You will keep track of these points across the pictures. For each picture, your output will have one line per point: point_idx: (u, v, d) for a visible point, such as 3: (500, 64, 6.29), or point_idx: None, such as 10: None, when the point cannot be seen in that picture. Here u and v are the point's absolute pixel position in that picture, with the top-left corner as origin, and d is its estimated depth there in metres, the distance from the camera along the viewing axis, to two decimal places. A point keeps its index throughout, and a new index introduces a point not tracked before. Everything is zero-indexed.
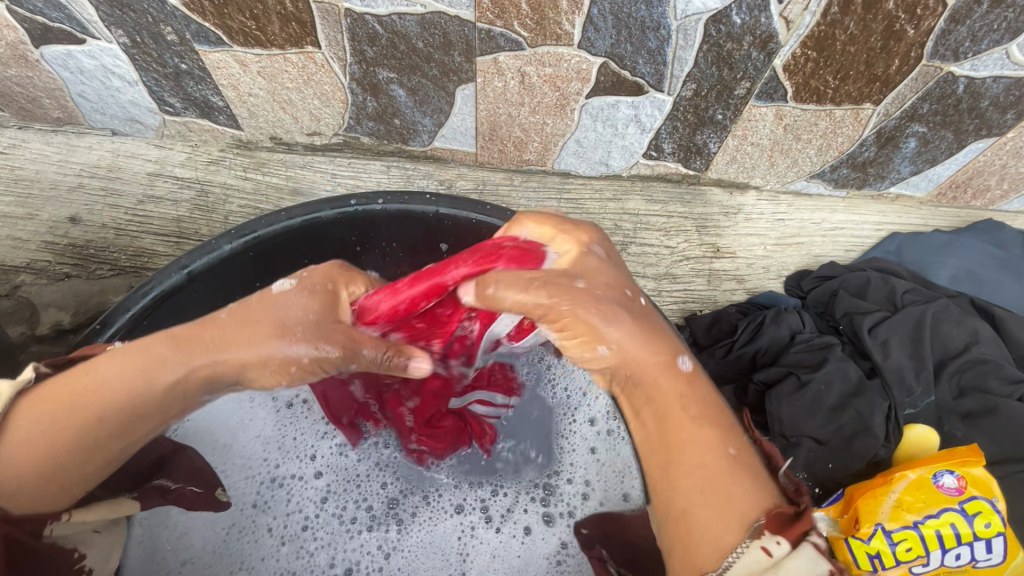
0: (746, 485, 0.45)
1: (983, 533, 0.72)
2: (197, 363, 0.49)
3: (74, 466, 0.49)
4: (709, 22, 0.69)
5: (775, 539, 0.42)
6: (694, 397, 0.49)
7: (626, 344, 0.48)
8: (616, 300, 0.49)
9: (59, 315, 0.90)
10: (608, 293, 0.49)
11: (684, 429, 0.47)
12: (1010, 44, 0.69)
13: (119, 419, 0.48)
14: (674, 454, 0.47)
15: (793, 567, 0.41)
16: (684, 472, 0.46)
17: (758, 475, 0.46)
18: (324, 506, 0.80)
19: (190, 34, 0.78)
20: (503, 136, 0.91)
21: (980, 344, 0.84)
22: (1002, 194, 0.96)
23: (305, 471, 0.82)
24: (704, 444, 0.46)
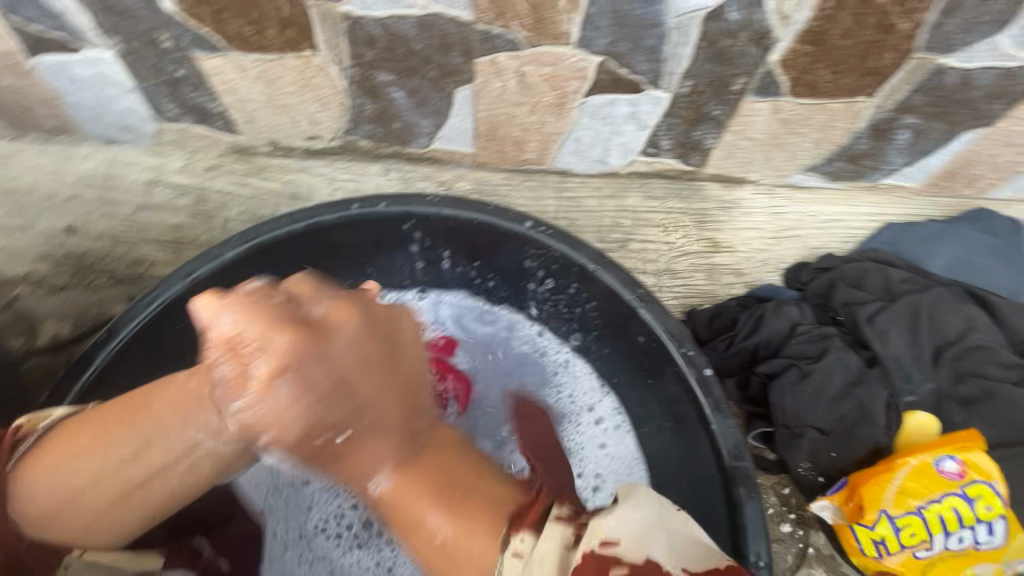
0: (485, 523, 0.51)
1: (985, 516, 0.74)
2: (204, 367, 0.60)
3: (100, 487, 0.56)
4: (707, 19, 0.70)
5: (522, 538, 0.49)
6: (426, 475, 0.55)
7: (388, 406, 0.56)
8: (381, 356, 0.57)
9: (59, 327, 0.90)
10: (372, 349, 0.56)
11: (429, 475, 0.55)
12: (1001, 36, 0.70)
13: (145, 435, 0.57)
14: (416, 495, 0.54)
15: (541, 553, 0.47)
16: (416, 519, 0.53)
17: (486, 522, 0.51)
18: (314, 515, 0.85)
19: (188, 40, 0.77)
20: (502, 136, 0.92)
21: (977, 330, 0.85)
22: (994, 182, 0.97)
23: (299, 483, 0.85)
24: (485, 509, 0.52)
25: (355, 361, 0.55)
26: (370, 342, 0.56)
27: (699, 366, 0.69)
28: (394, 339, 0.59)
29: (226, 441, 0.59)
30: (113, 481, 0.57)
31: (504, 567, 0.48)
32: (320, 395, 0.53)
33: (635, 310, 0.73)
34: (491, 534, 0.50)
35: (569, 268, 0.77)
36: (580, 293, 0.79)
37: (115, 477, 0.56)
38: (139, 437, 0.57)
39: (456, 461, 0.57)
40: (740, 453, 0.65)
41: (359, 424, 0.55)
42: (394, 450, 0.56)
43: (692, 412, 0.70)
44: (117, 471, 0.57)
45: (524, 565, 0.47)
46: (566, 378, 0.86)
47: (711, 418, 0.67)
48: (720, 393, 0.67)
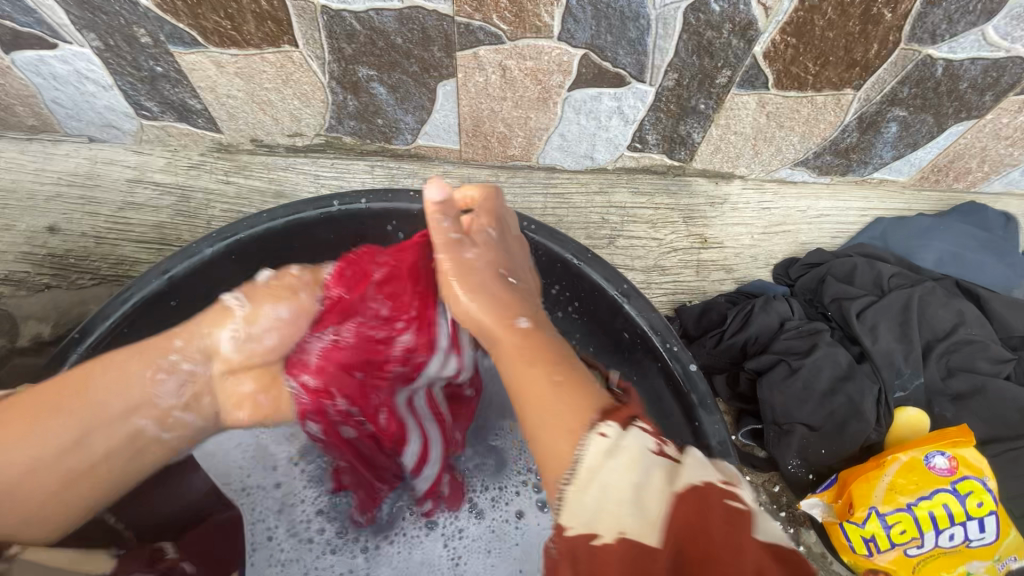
0: (568, 402, 0.55)
1: (976, 512, 0.72)
2: (152, 356, 0.62)
3: (46, 468, 0.56)
4: (688, 11, 0.69)
5: (607, 425, 0.52)
6: (531, 342, 0.62)
7: (482, 305, 0.66)
8: (485, 274, 0.69)
9: (39, 327, 0.88)
10: (483, 267, 0.69)
11: (515, 351, 0.61)
12: (986, 26, 0.70)
13: (86, 422, 0.57)
14: (529, 361, 0.60)
15: (628, 444, 0.50)
16: (535, 377, 0.58)
17: (574, 395, 0.56)
18: (282, 520, 0.81)
19: (164, 36, 0.76)
20: (486, 132, 0.91)
21: (967, 325, 0.84)
22: (984, 176, 0.97)
23: (269, 484, 0.82)
24: (565, 399, 0.55)
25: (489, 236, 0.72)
26: (461, 272, 0.69)
27: (684, 361, 0.67)
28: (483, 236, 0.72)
29: (170, 429, 0.64)
30: (55, 468, 0.56)
31: (589, 448, 0.50)
32: (484, 263, 0.70)
33: (620, 305, 0.72)
34: (585, 415, 0.53)
35: (554, 263, 0.76)
36: (566, 289, 0.78)
37: (57, 464, 0.56)
38: (82, 425, 0.57)
39: (541, 378, 0.58)
40: (727, 451, 0.62)
41: (467, 259, 0.69)
42: (511, 307, 0.66)
43: (678, 407, 0.69)
44: (58, 458, 0.56)
45: (610, 447, 0.49)
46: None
47: (697, 414, 0.66)
48: (705, 388, 0.66)
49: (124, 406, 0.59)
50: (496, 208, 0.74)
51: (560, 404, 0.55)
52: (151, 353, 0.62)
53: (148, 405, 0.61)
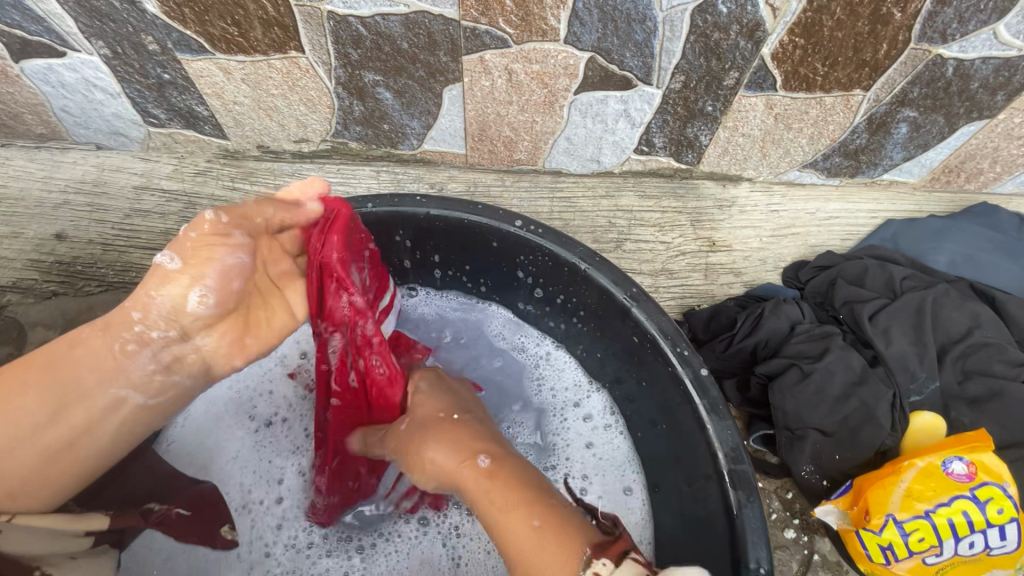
0: (552, 548, 0.52)
1: (997, 520, 0.70)
2: (111, 326, 0.57)
3: (19, 446, 0.53)
4: (695, 12, 0.69)
5: (602, 562, 0.50)
6: (495, 486, 0.58)
7: (439, 461, 0.62)
8: (436, 428, 0.66)
9: (47, 334, 0.86)
10: (440, 425, 0.66)
11: (484, 508, 0.57)
12: (997, 24, 0.69)
13: (58, 398, 0.55)
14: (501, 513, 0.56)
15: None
16: (514, 522, 0.55)
17: (563, 531, 0.53)
18: (282, 534, 0.73)
19: (172, 43, 0.77)
20: (492, 136, 0.90)
21: (982, 328, 0.83)
22: (996, 177, 0.95)
23: (268, 497, 0.75)
24: (541, 542, 0.52)
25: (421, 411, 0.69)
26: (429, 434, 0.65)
27: (694, 366, 0.67)
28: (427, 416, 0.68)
29: (155, 395, 0.59)
30: (28, 445, 0.54)
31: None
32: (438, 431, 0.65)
33: (628, 309, 0.71)
34: (575, 553, 0.51)
35: (561, 268, 0.75)
36: (573, 294, 0.78)
37: (31, 440, 0.54)
38: (53, 399, 0.54)
39: (517, 512, 0.55)
40: (739, 456, 0.62)
41: (413, 437, 0.66)
42: (468, 450, 0.62)
43: (688, 413, 0.67)
44: (30, 436, 0.54)
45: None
46: (548, 371, 0.86)
47: (708, 420, 0.64)
48: (717, 393, 0.65)
49: (96, 376, 0.56)
50: (448, 387, 0.74)
51: (529, 538, 0.53)
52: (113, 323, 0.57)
53: (122, 373, 0.57)
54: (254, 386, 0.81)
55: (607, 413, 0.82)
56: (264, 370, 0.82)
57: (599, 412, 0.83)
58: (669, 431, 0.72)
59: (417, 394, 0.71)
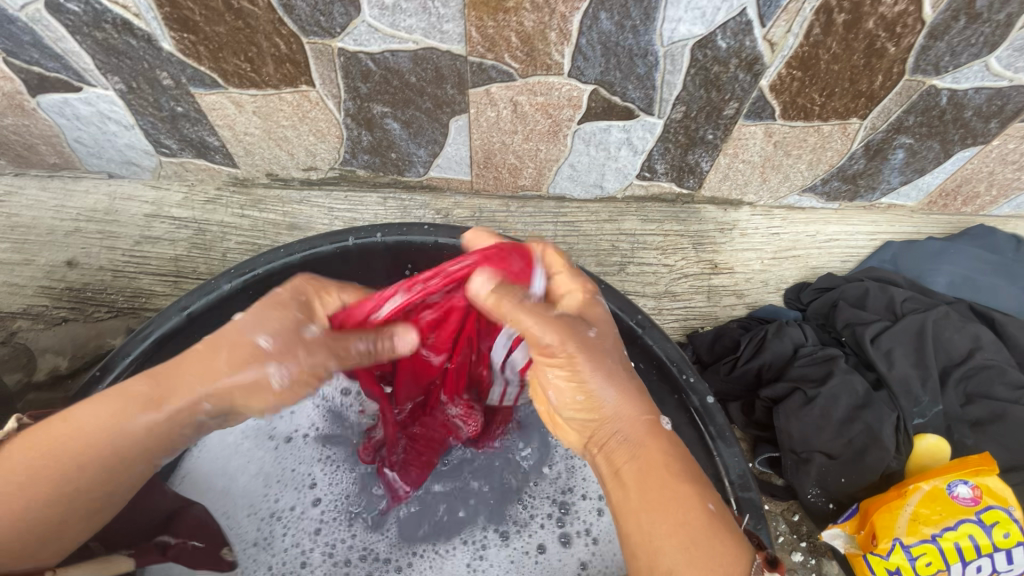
0: (726, 543, 0.45)
1: (1003, 543, 0.70)
2: (159, 392, 0.49)
3: (64, 519, 0.48)
4: (695, 47, 0.71)
5: None
6: (676, 453, 0.50)
7: (619, 405, 0.52)
8: (615, 359, 0.54)
9: (57, 360, 0.89)
10: (611, 349, 0.54)
11: (655, 469, 0.48)
12: (988, 57, 0.71)
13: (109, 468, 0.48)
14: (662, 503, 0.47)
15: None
16: (683, 498, 0.47)
17: (734, 532, 0.47)
18: (316, 540, 0.76)
19: (186, 78, 0.79)
20: (497, 163, 0.92)
21: (984, 350, 0.84)
22: (992, 200, 0.97)
23: (303, 502, 0.78)
24: (682, 500, 0.47)
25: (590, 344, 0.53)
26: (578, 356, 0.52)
27: (701, 393, 0.67)
28: (590, 339, 0.53)
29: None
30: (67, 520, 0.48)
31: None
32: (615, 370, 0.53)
33: (635, 335, 0.72)
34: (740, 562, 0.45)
35: None
36: None
37: (69, 516, 0.48)
38: (100, 477, 0.48)
39: (689, 489, 0.47)
40: (747, 484, 0.63)
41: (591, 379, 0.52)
42: (650, 400, 0.54)
43: (695, 438, 0.68)
44: (72, 514, 0.48)
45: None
46: None
47: (715, 447, 0.65)
48: (723, 420, 0.66)
49: (146, 449, 0.49)
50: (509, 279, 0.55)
51: (675, 493, 0.47)
52: (162, 390, 0.49)
53: (168, 445, 0.51)
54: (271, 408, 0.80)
55: None
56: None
57: None
58: None
59: (529, 325, 0.52)
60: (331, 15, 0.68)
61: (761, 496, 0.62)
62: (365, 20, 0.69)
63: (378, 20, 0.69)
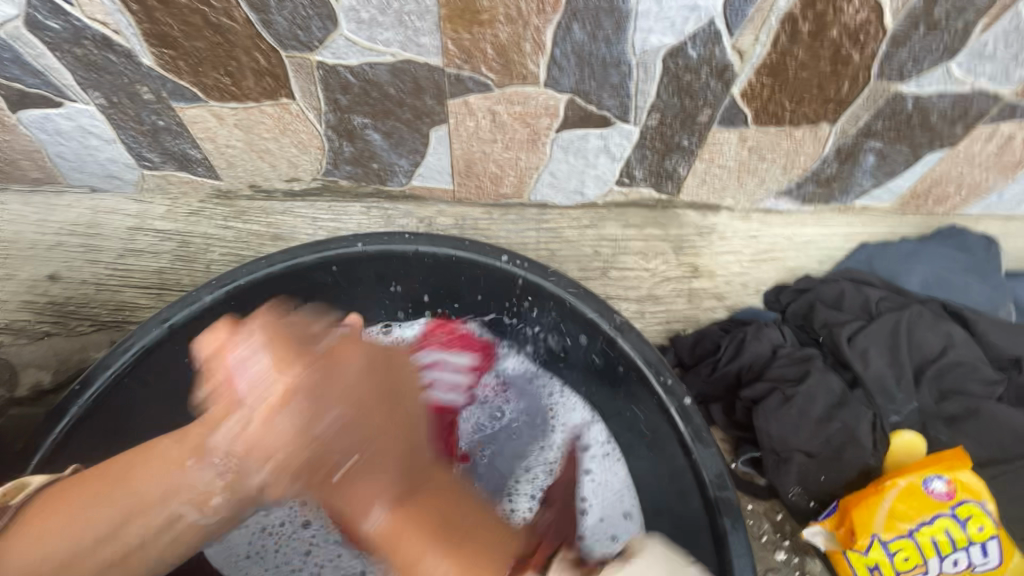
0: (491, 558, 0.58)
1: (977, 537, 0.73)
2: (199, 447, 0.63)
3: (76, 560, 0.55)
4: (667, 57, 0.72)
5: (525, 575, 0.56)
6: (409, 516, 0.60)
7: (331, 433, 0.65)
8: (329, 389, 0.66)
9: (39, 375, 0.89)
10: (329, 381, 0.67)
11: (439, 495, 0.63)
12: (949, 63, 0.73)
13: (126, 508, 0.58)
14: (408, 535, 0.59)
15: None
16: (430, 564, 0.56)
17: (479, 556, 0.57)
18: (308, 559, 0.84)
19: (167, 93, 0.79)
20: (479, 172, 0.94)
21: (956, 347, 0.85)
22: (963, 200, 1.00)
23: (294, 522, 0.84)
24: (419, 542, 0.58)
25: (410, 386, 0.75)
26: (309, 390, 0.65)
27: (678, 395, 0.68)
28: (401, 381, 0.74)
29: (207, 514, 0.64)
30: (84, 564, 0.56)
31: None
32: (297, 450, 0.64)
33: (612, 339, 0.73)
34: (498, 565, 0.57)
35: (548, 300, 0.77)
36: (560, 327, 0.80)
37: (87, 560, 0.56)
38: (119, 513, 0.57)
39: (428, 552, 0.57)
40: (724, 483, 0.64)
41: (352, 463, 0.65)
42: (377, 479, 0.64)
43: (674, 438, 0.69)
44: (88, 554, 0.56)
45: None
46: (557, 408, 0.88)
47: (693, 448, 0.66)
48: (700, 421, 0.67)
49: (162, 492, 0.60)
50: (333, 332, 0.72)
51: (416, 539, 0.58)
52: (182, 452, 0.62)
53: (184, 492, 0.61)
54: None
55: (607, 444, 0.83)
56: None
57: (597, 442, 0.84)
58: (656, 458, 0.74)
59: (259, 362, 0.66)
60: (309, 30, 0.69)
61: (738, 494, 0.63)
62: (342, 34, 0.70)
63: (355, 34, 0.70)
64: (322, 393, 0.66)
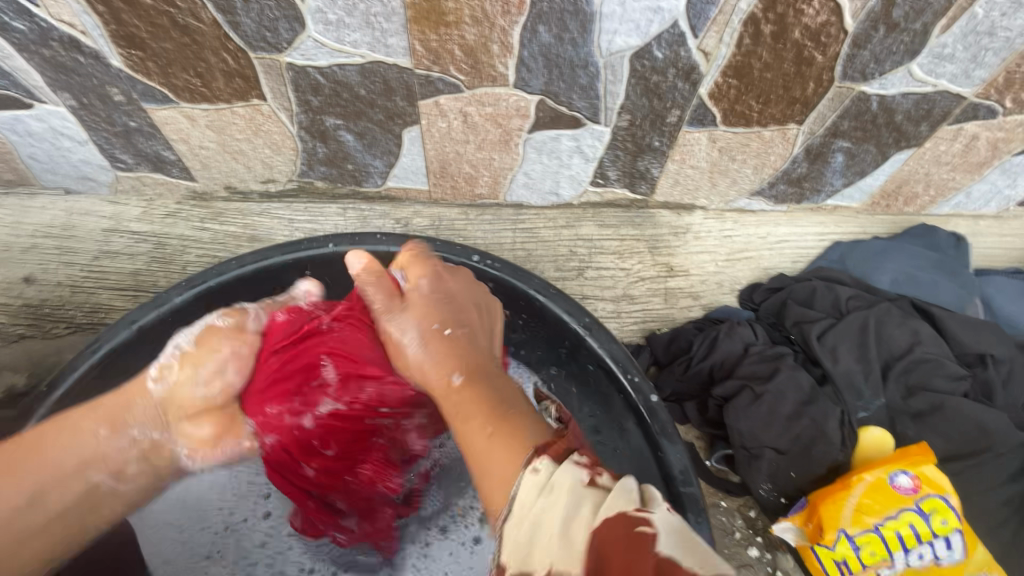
0: (506, 449, 0.50)
1: (942, 530, 0.73)
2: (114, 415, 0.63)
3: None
4: (633, 58, 0.73)
5: (541, 460, 0.47)
6: (475, 395, 0.58)
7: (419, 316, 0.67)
8: (460, 292, 0.69)
9: (14, 378, 0.88)
10: (459, 287, 0.70)
11: (487, 396, 0.58)
12: (910, 64, 0.74)
13: (38, 481, 0.58)
14: (466, 416, 0.57)
15: (558, 481, 0.44)
16: (473, 429, 0.54)
17: (509, 443, 0.51)
18: (261, 552, 0.80)
19: (137, 94, 0.79)
20: (453, 173, 0.94)
21: (923, 344, 0.87)
22: (932, 199, 1.01)
23: (255, 513, 0.81)
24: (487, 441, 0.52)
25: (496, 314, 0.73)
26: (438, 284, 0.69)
27: (645, 392, 0.69)
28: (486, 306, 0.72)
29: (126, 483, 0.65)
30: (7, 529, 0.57)
31: (520, 487, 0.45)
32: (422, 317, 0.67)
33: (582, 337, 0.74)
34: (519, 455, 0.49)
35: (518, 300, 0.78)
36: (533, 326, 0.80)
37: (10, 525, 0.57)
38: (33, 485, 0.58)
39: (478, 416, 0.55)
40: (689, 479, 0.65)
41: (457, 333, 0.66)
42: (451, 361, 0.63)
43: (642, 435, 0.70)
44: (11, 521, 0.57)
45: (543, 487, 0.44)
46: None
47: (659, 444, 0.67)
48: (667, 418, 0.68)
49: (78, 461, 0.61)
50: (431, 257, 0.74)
51: (501, 448, 0.50)
52: (94, 416, 0.62)
53: (102, 460, 0.62)
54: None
55: None
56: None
57: None
58: None
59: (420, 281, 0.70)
60: (277, 31, 0.70)
61: (702, 490, 0.64)
62: (311, 35, 0.70)
63: (323, 36, 0.70)
64: (437, 283, 0.70)
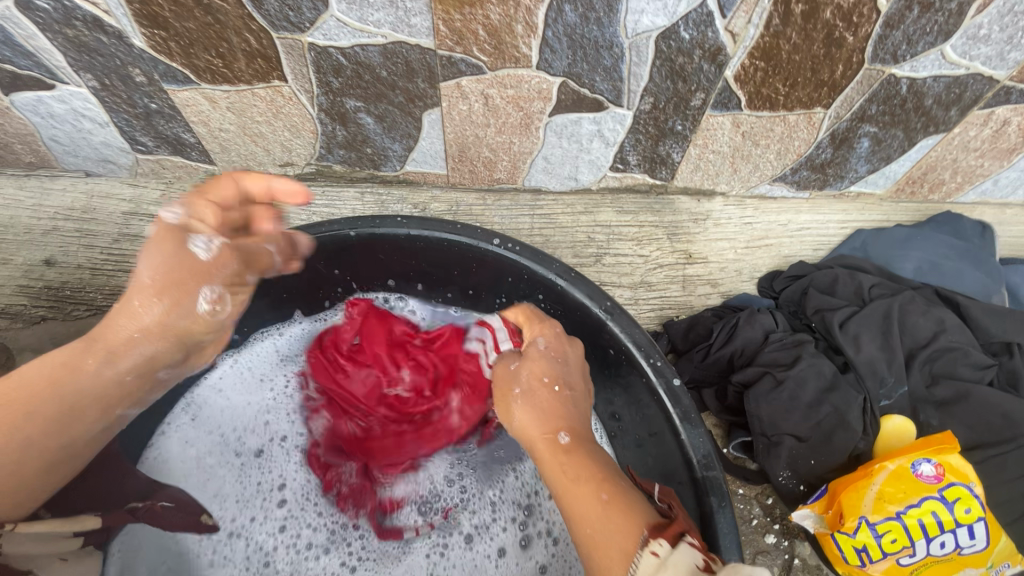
0: (619, 518, 0.50)
1: (965, 519, 0.73)
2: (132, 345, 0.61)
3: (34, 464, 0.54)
4: (660, 39, 0.72)
5: (659, 543, 0.47)
6: (574, 460, 0.57)
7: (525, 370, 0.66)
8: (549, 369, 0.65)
9: (36, 359, 0.89)
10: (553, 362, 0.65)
11: (586, 463, 0.56)
12: (944, 46, 0.73)
13: (62, 410, 0.56)
14: (573, 480, 0.55)
15: (678, 561, 0.45)
16: (577, 497, 0.54)
17: (628, 509, 0.51)
18: (280, 537, 0.77)
19: (159, 75, 0.79)
20: (473, 157, 0.94)
21: (948, 332, 0.86)
22: (958, 187, 0.99)
23: (266, 506, 0.78)
24: (585, 508, 0.52)
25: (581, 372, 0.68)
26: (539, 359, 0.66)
27: (667, 376, 0.69)
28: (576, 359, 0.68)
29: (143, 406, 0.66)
30: (36, 459, 0.54)
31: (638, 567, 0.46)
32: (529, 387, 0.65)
33: (604, 322, 0.73)
34: (636, 530, 0.49)
35: (540, 284, 0.77)
36: (553, 309, 0.79)
37: (35, 455, 0.54)
38: (60, 419, 0.56)
39: (585, 488, 0.54)
40: (711, 464, 0.64)
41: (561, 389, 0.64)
42: (551, 420, 0.61)
43: (664, 419, 0.69)
44: (48, 449, 0.55)
45: (661, 566, 0.45)
46: None
47: (682, 429, 0.66)
48: (689, 403, 0.67)
49: (98, 395, 0.59)
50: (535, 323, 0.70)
51: (612, 522, 0.50)
52: (111, 351, 0.60)
53: (126, 394, 0.62)
54: (239, 422, 0.82)
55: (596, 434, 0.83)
56: (251, 406, 0.84)
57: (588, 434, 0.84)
58: (646, 439, 0.75)
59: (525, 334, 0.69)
60: (300, 11, 0.69)
61: (724, 474, 0.64)
62: (333, 15, 0.70)
63: (347, 15, 0.70)
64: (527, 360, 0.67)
